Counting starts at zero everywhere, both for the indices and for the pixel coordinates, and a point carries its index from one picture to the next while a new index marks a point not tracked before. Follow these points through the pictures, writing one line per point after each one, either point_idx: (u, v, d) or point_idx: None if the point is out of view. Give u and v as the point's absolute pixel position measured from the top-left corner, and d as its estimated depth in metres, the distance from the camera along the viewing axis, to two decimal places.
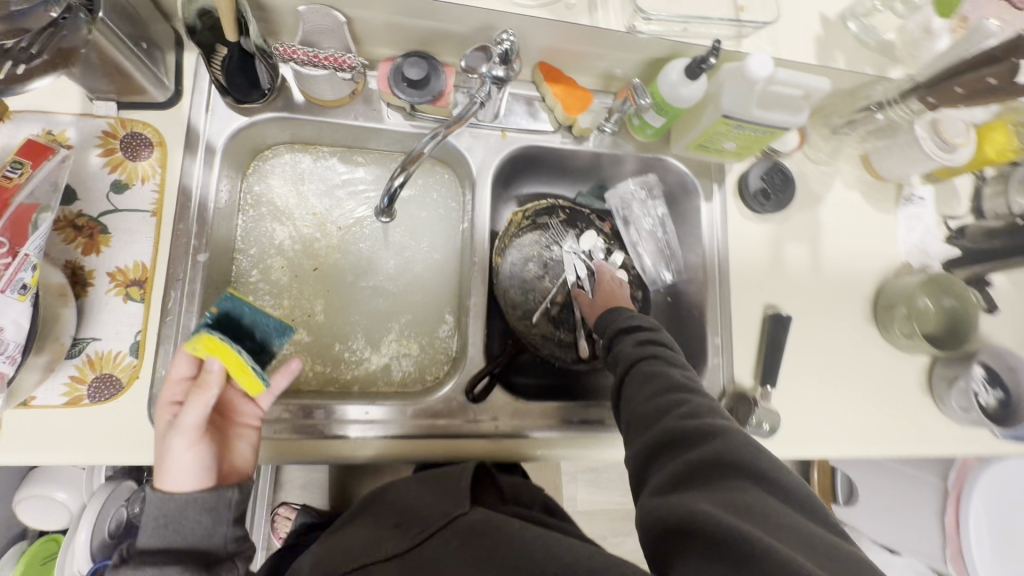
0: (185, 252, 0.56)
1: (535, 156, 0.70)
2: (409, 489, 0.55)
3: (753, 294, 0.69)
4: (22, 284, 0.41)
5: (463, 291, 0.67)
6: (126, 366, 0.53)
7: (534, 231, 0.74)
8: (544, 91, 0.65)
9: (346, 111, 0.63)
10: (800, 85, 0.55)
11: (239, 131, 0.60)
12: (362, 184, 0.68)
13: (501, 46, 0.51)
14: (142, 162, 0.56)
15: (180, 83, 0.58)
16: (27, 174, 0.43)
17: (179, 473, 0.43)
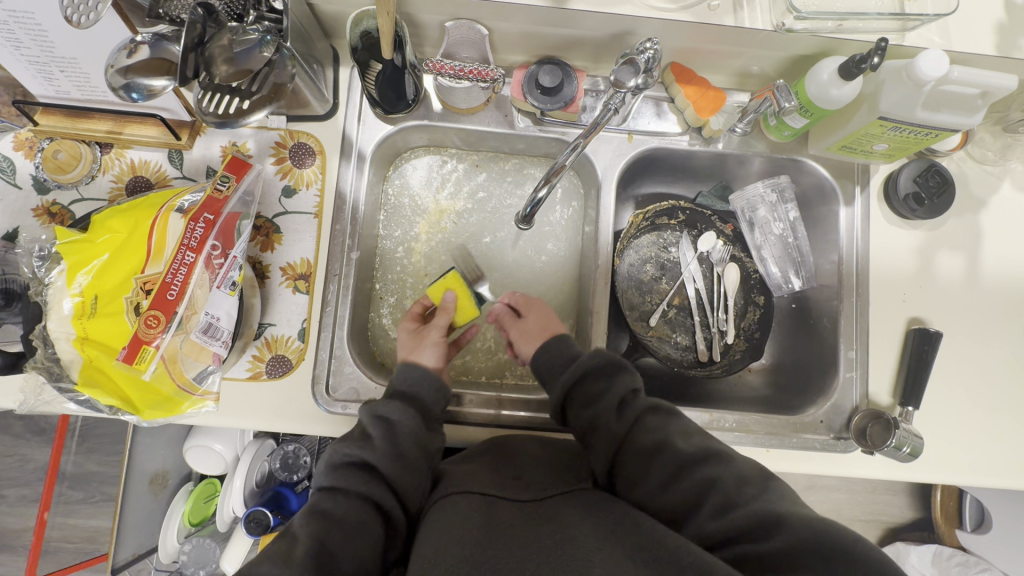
0: (342, 250, 0.62)
1: (658, 158, 0.69)
2: (534, 453, 0.56)
3: (895, 307, 0.64)
4: (232, 281, 0.52)
5: (583, 291, 0.69)
6: (294, 349, 0.61)
7: (652, 232, 0.74)
8: (674, 91, 0.65)
9: (479, 118, 0.66)
10: (978, 83, 0.50)
11: (385, 138, 0.66)
12: (489, 186, 0.72)
13: (643, 55, 0.50)
14: (307, 169, 0.63)
15: (337, 95, 0.64)
16: (233, 187, 0.53)
17: (427, 352, 0.58)
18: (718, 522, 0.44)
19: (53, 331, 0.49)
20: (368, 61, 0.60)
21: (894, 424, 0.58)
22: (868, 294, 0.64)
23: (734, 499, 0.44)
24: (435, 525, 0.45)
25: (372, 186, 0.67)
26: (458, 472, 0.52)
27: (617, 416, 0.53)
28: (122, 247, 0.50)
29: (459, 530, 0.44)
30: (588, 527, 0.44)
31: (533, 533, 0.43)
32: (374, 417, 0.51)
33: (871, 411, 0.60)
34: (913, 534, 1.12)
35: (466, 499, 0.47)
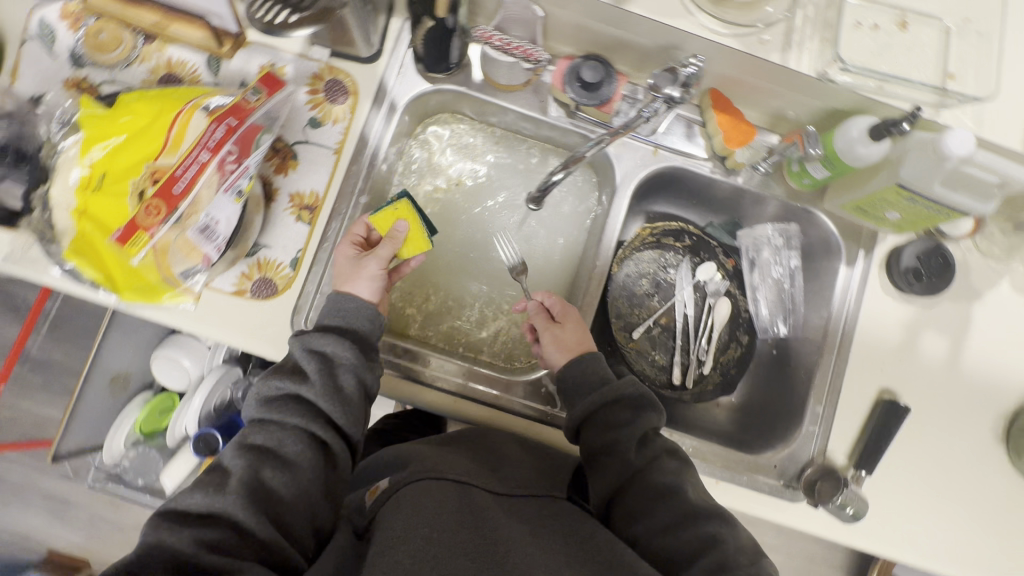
0: (353, 192, 0.63)
1: (678, 178, 0.70)
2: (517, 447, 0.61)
3: (870, 374, 0.65)
4: (239, 189, 0.52)
5: (575, 288, 0.70)
6: (283, 275, 0.60)
7: (655, 250, 0.75)
8: (708, 117, 0.64)
9: (516, 98, 0.67)
10: (997, 171, 0.52)
11: (420, 96, 0.66)
12: (509, 167, 0.73)
13: (686, 70, 0.52)
14: (338, 106, 0.64)
15: (383, 43, 0.65)
16: (261, 100, 0.53)
17: (367, 284, 0.57)
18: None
19: (55, 196, 0.51)
20: (421, 14, 0.61)
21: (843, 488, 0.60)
22: (850, 358, 0.65)
23: (727, 563, 0.49)
24: (412, 502, 0.49)
25: (396, 139, 0.67)
26: (435, 454, 0.57)
27: (637, 449, 0.56)
28: (132, 138, 0.51)
29: (434, 514, 0.47)
30: (548, 535, 0.48)
31: (497, 523, 0.48)
32: (307, 350, 0.53)
33: (825, 467, 0.61)
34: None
35: (441, 483, 0.52)
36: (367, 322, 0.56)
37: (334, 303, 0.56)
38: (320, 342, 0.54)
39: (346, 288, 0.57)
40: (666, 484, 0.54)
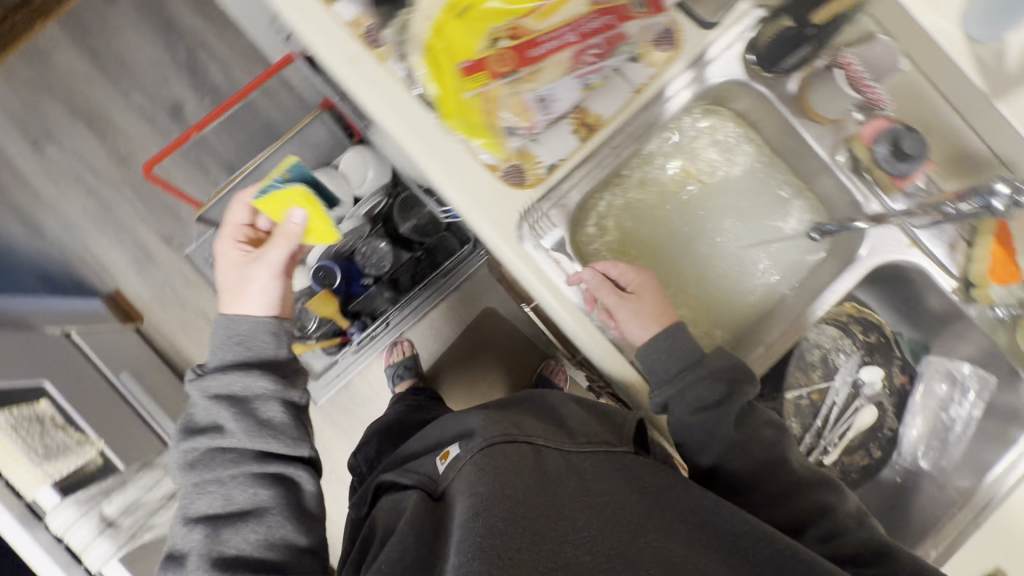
0: (629, 137, 0.64)
1: (905, 281, 0.68)
2: (581, 415, 0.72)
3: (994, 543, 0.65)
4: (582, 80, 0.62)
5: (759, 329, 0.69)
6: (535, 172, 0.62)
7: (841, 329, 0.74)
8: (979, 242, 0.66)
9: (814, 130, 0.66)
10: None
11: (729, 84, 0.66)
12: (753, 186, 0.72)
13: None
14: (659, 52, 0.63)
15: (724, 18, 0.64)
16: (643, 14, 0.62)
17: (254, 298, 0.74)
18: (824, 545, 0.60)
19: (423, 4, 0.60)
20: None
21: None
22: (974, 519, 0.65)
23: (837, 530, 0.60)
24: (489, 463, 0.60)
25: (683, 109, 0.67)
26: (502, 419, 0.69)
27: (736, 425, 0.63)
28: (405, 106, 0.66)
29: (509, 473, 0.58)
30: (623, 486, 0.58)
31: (567, 478, 0.58)
32: (208, 399, 0.69)
33: None
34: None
35: (517, 444, 0.63)
36: (273, 338, 0.73)
37: (226, 326, 0.71)
38: (232, 384, 0.69)
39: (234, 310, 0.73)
40: (764, 462, 0.63)
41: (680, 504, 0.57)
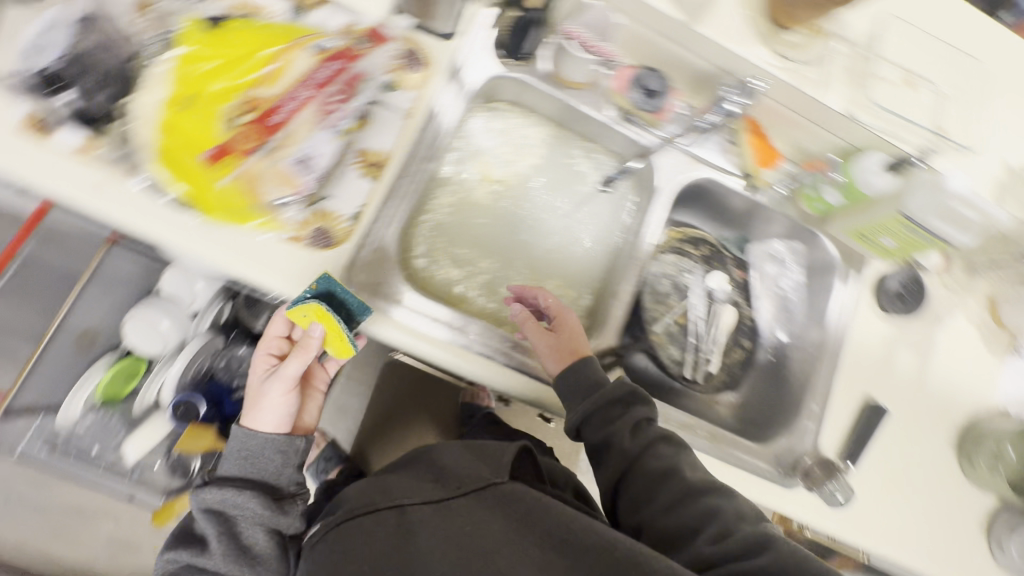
0: (425, 164, 0.90)
1: (923, 289, 1.04)
2: (454, 451, 0.84)
3: (859, 385, 1.00)
4: (586, 59, 0.91)
5: (610, 281, 0.99)
6: (341, 228, 0.77)
7: (677, 253, 1.11)
8: (741, 137, 0.99)
9: (614, 109, 0.96)
10: (978, 209, 0.85)
11: (490, 75, 0.93)
12: (581, 147, 1.04)
13: (752, 85, 0.90)
14: (569, 49, 0.91)
15: (463, 27, 0.90)
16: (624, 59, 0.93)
17: (265, 413, 0.90)
18: (710, 545, 0.71)
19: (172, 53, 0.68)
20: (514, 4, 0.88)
21: (841, 474, 0.92)
22: (838, 364, 1.00)
23: (725, 527, 0.72)
24: (350, 531, 0.72)
25: (499, 124, 1.00)
26: (369, 487, 0.79)
27: (630, 438, 0.80)
28: (235, 60, 0.70)
29: (369, 535, 0.70)
30: (498, 536, 0.67)
31: (448, 504, 0.72)
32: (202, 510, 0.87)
33: (822, 463, 0.92)
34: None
35: (376, 513, 0.73)
36: (279, 455, 0.91)
37: (238, 446, 0.88)
38: (226, 500, 0.86)
39: (249, 425, 0.90)
40: (660, 467, 0.78)
41: (572, 525, 0.69)
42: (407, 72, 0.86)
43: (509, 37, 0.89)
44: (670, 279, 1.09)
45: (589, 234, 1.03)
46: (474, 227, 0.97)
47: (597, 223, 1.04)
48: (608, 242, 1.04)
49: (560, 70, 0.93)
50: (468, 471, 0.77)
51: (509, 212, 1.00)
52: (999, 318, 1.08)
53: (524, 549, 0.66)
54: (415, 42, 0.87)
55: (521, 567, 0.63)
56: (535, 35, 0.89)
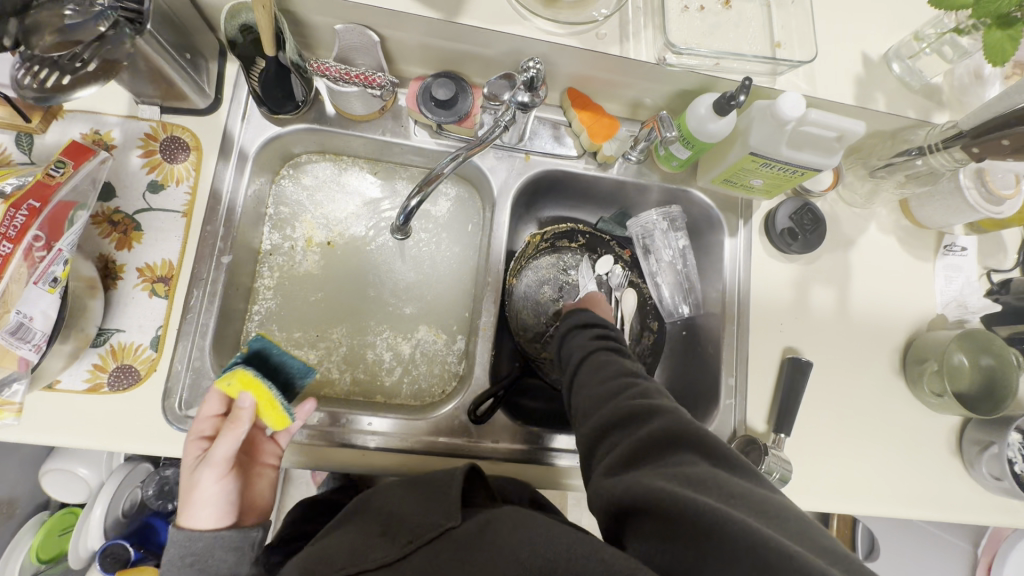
0: (212, 254, 0.78)
1: (820, 218, 0.91)
2: (397, 496, 0.67)
3: (775, 339, 0.90)
4: (51, 277, 0.60)
5: (475, 309, 0.90)
6: (143, 359, 0.74)
7: (550, 255, 0.99)
8: (571, 115, 0.87)
9: (415, 129, 0.87)
10: (835, 127, 0.71)
11: (266, 141, 0.83)
12: (408, 177, 0.95)
13: (528, 73, 0.68)
14: (177, 164, 0.79)
15: (219, 93, 0.82)
16: (64, 174, 0.63)
17: (201, 509, 0.61)
18: (634, 417, 0.58)
19: None
20: (250, 57, 0.77)
21: (763, 444, 0.82)
22: (746, 325, 0.90)
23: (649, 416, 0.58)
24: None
25: (309, 180, 0.91)
26: (305, 559, 0.58)
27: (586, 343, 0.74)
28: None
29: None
30: None
31: None
32: None
33: (746, 441, 0.83)
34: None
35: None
36: (232, 553, 0.62)
37: (181, 550, 0.60)
38: None
39: (187, 526, 0.61)
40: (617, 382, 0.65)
41: (530, 569, 0.50)
42: (170, 165, 0.79)
43: (266, 87, 0.79)
44: (549, 283, 0.98)
45: (445, 264, 0.94)
46: (310, 303, 0.88)
47: (450, 250, 0.94)
48: (467, 266, 0.94)
49: (340, 107, 0.83)
50: (420, 517, 0.60)
51: (350, 268, 0.91)
52: (915, 219, 0.97)
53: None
54: (169, 130, 0.79)
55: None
56: (295, 81, 0.80)
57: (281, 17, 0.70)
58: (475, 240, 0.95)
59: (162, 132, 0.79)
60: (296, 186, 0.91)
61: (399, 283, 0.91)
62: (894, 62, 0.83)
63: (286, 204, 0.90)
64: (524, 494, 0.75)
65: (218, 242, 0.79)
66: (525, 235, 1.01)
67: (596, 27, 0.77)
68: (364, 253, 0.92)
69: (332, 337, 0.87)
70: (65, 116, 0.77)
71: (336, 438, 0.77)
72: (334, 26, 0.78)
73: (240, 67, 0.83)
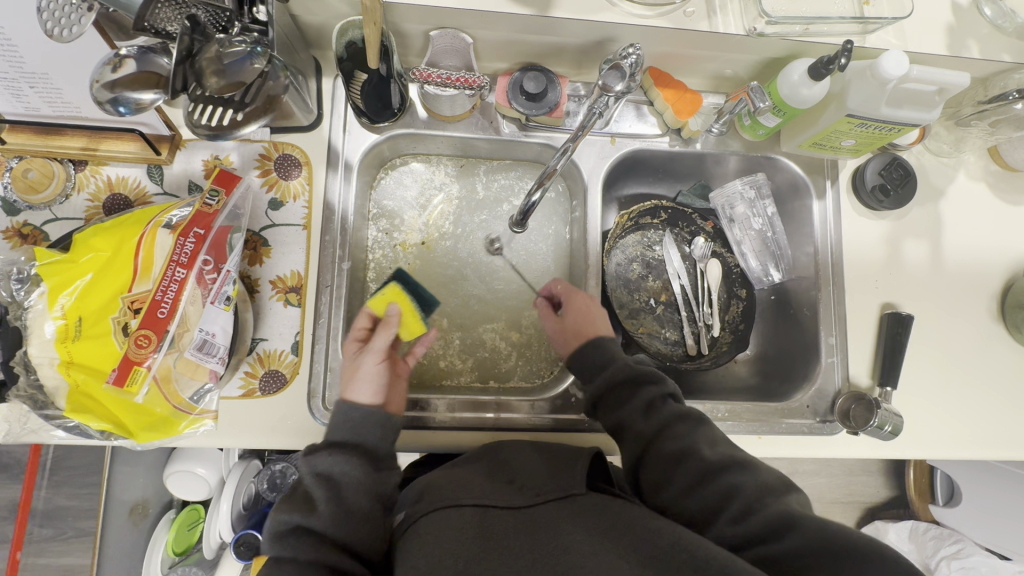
0: (334, 262, 0.84)
1: (911, 172, 0.91)
2: (530, 455, 0.71)
3: (873, 297, 0.92)
4: (225, 297, 0.68)
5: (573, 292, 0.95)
6: (287, 363, 0.80)
7: (636, 235, 1.02)
8: (655, 94, 0.89)
9: (503, 123, 0.90)
10: (936, 81, 0.72)
11: (367, 149, 0.88)
12: (495, 171, 0.98)
13: (627, 58, 0.70)
14: (293, 180, 0.84)
15: (319, 109, 0.86)
16: (218, 201, 0.69)
17: (361, 386, 0.73)
18: (740, 522, 0.59)
19: (36, 355, 0.63)
20: (352, 71, 0.82)
21: (872, 397, 0.84)
22: (841, 285, 0.91)
23: (753, 505, 0.60)
24: (433, 532, 0.57)
25: (404, 182, 0.96)
26: (446, 483, 0.65)
27: (646, 417, 0.72)
28: (105, 266, 0.65)
29: (454, 542, 0.55)
30: (581, 538, 0.54)
31: (530, 538, 0.55)
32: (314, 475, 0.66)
33: (855, 397, 0.86)
34: (887, 513, 1.62)
35: (460, 508, 0.59)
36: (381, 428, 0.71)
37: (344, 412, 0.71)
38: (334, 466, 0.66)
39: (348, 398, 0.73)
40: (682, 448, 0.68)
41: (660, 543, 0.54)
42: (285, 182, 0.84)
43: (367, 100, 0.85)
44: (637, 261, 1.02)
45: (538, 252, 0.98)
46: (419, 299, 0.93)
47: (542, 237, 0.98)
48: (559, 250, 0.98)
49: (431, 110, 0.86)
50: (547, 477, 0.64)
51: (451, 262, 0.96)
52: (1005, 163, 0.96)
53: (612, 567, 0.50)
54: (280, 149, 0.85)
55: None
56: (393, 89, 0.84)
57: (386, 31, 0.75)
58: (564, 226, 0.99)
59: (274, 151, 0.84)
60: (391, 191, 0.95)
61: (496, 272, 0.96)
62: (985, 6, 0.81)
63: (385, 208, 0.95)
64: None
65: (338, 249, 0.84)
66: (610, 217, 1.04)
67: (682, 6, 0.78)
68: (461, 249, 0.96)
69: (444, 328, 0.92)
70: (187, 145, 0.83)
71: (467, 422, 0.82)
72: (426, 32, 0.81)
73: (335, 81, 0.87)
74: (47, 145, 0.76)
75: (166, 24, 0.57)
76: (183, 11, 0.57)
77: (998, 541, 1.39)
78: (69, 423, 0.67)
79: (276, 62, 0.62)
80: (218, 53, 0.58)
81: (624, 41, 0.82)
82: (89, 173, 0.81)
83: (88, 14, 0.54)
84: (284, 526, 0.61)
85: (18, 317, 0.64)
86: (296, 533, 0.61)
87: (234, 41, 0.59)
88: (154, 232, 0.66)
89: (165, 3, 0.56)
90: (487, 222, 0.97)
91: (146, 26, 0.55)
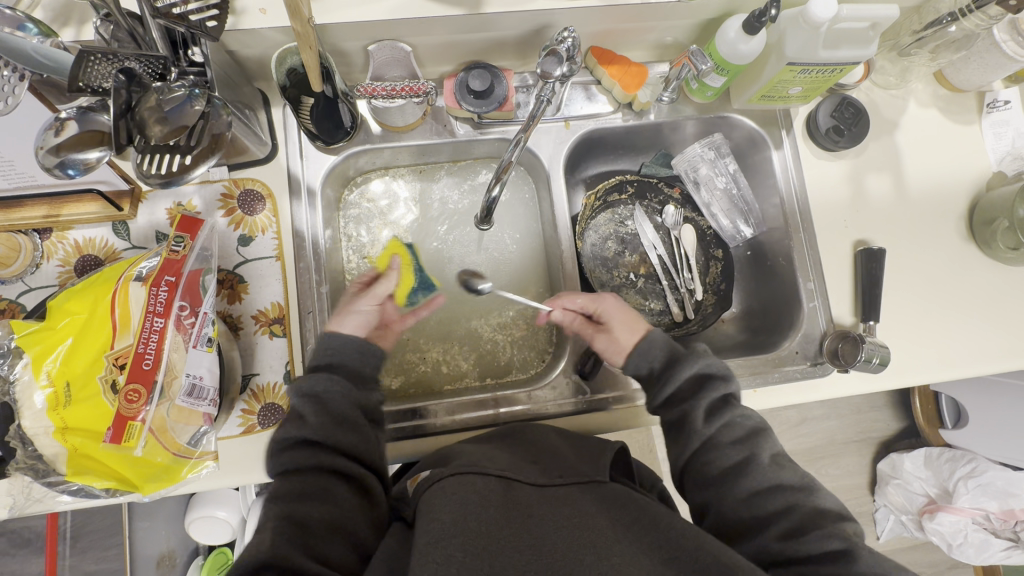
0: (313, 286, 0.84)
1: (862, 109, 0.92)
2: (549, 436, 0.73)
3: (846, 237, 0.93)
4: (206, 338, 0.69)
5: (552, 278, 0.96)
6: (281, 395, 0.80)
7: (606, 213, 1.03)
8: (600, 72, 0.90)
9: (456, 124, 0.91)
10: (868, 17, 0.72)
11: (327, 173, 0.88)
12: (458, 171, 0.99)
13: (565, 42, 0.71)
14: (258, 214, 0.85)
15: (273, 138, 0.86)
16: (185, 246, 0.70)
17: (346, 320, 0.77)
18: (768, 547, 0.61)
19: (29, 427, 0.63)
20: (298, 97, 0.82)
21: (854, 333, 0.86)
22: (812, 229, 0.93)
23: (781, 530, 0.61)
24: (455, 491, 0.57)
25: (372, 197, 0.97)
26: (472, 453, 0.66)
27: (704, 420, 0.70)
28: (84, 328, 0.65)
29: (479, 508, 0.55)
30: (606, 520, 0.56)
31: (547, 508, 0.57)
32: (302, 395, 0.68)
33: (841, 336, 0.87)
34: (900, 444, 1.64)
35: (486, 477, 0.59)
36: (362, 356, 0.74)
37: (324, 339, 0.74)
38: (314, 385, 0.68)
39: (331, 326, 0.76)
40: (732, 464, 0.67)
41: (668, 532, 0.55)
42: (251, 217, 0.84)
43: (318, 123, 0.85)
44: (611, 238, 1.03)
45: (513, 245, 0.99)
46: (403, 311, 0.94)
47: (515, 230, 0.99)
48: (534, 240, 0.99)
49: (384, 123, 0.87)
50: (574, 463, 0.66)
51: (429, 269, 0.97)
52: (951, 85, 0.97)
53: (634, 553, 0.52)
54: (241, 185, 0.85)
55: (629, 559, 0.51)
56: (342, 109, 0.85)
57: (325, 54, 0.75)
58: (535, 215, 1.00)
59: (235, 189, 0.85)
60: (359, 208, 0.96)
61: (474, 272, 0.96)
62: None
63: (356, 226, 0.95)
64: (653, 485, 0.79)
65: (314, 274, 0.84)
66: (578, 199, 1.05)
67: None
68: (437, 254, 0.97)
69: (433, 335, 0.94)
70: (148, 197, 0.83)
71: (468, 423, 0.83)
72: (365, 47, 0.81)
73: (284, 109, 0.88)
74: (8, 218, 0.76)
75: (102, 80, 0.57)
76: (117, 64, 0.57)
77: (1008, 454, 1.41)
78: (73, 486, 0.68)
79: (216, 101, 0.64)
80: (158, 101, 0.59)
81: (561, 25, 0.82)
82: (56, 240, 0.81)
83: (20, 83, 0.54)
84: (285, 441, 0.65)
85: (6, 392, 0.64)
86: (300, 446, 0.65)
87: (173, 86, 0.61)
88: (126, 287, 0.66)
89: (99, 59, 0.56)
90: (458, 224, 0.98)
91: (83, 86, 0.55)
